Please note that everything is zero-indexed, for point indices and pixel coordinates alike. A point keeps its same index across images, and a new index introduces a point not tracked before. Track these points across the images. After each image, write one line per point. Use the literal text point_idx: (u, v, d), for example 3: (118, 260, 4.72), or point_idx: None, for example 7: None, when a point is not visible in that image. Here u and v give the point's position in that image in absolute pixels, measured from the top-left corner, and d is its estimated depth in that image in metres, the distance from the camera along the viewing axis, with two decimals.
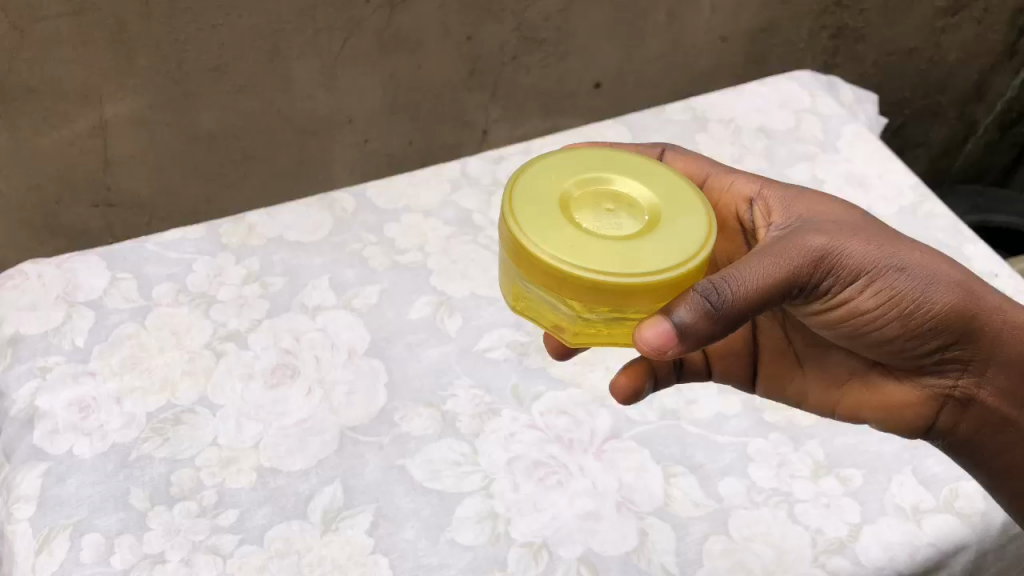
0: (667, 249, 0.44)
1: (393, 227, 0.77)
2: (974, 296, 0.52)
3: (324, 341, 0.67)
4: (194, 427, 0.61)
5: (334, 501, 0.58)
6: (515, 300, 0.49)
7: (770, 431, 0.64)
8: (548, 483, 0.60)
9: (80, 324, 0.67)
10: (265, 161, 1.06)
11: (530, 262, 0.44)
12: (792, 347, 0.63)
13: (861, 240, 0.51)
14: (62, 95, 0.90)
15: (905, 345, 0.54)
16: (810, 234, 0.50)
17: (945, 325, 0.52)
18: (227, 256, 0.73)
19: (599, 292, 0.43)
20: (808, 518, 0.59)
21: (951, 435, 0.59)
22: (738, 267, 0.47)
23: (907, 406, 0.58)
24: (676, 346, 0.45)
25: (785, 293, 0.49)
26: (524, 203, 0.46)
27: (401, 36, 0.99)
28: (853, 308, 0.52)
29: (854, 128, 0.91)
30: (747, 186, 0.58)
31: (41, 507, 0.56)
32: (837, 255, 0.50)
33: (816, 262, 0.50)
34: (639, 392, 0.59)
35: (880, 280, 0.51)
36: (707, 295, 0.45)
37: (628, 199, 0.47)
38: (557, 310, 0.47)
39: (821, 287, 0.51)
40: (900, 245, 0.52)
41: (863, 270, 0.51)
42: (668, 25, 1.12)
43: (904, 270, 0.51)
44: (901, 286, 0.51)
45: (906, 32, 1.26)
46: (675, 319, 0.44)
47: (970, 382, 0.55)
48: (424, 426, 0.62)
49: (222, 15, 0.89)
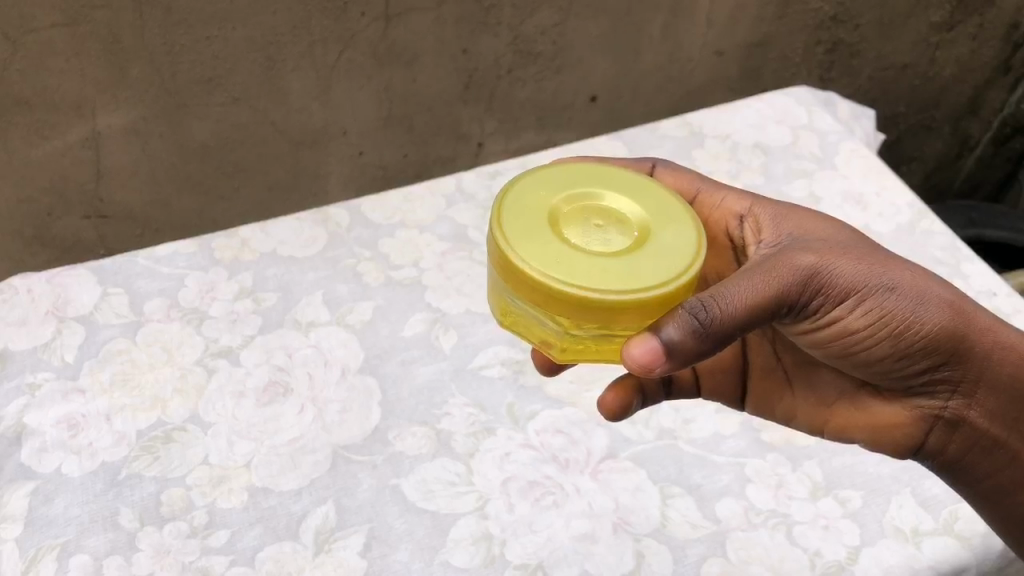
0: (655, 267, 0.44)
1: (388, 242, 0.77)
2: (964, 318, 0.52)
3: (317, 358, 0.67)
4: (185, 445, 0.60)
5: (327, 521, 0.57)
6: (502, 315, 0.49)
7: (767, 451, 0.64)
8: (543, 504, 0.59)
9: (70, 340, 0.66)
10: (258, 174, 1.05)
11: (518, 278, 0.44)
12: (780, 364, 0.63)
13: (851, 260, 0.51)
14: (54, 106, 0.89)
15: (895, 365, 0.54)
16: (800, 253, 0.50)
17: (934, 346, 0.52)
18: (220, 271, 0.72)
19: (588, 309, 0.42)
20: (806, 540, 0.59)
21: (940, 456, 0.57)
22: (727, 286, 0.46)
23: (895, 426, 0.57)
24: (663, 364, 0.45)
25: (773, 312, 0.49)
26: (512, 218, 0.45)
27: (395, 50, 0.99)
28: (843, 327, 0.52)
29: (851, 144, 0.90)
30: (738, 203, 0.58)
31: (29, 527, 0.56)
32: (826, 275, 0.50)
33: (805, 282, 0.49)
34: (627, 408, 0.59)
35: (870, 300, 0.51)
36: (695, 314, 0.44)
37: (617, 214, 0.46)
38: (545, 326, 0.46)
39: (811, 307, 0.51)
40: (890, 266, 0.52)
41: (853, 290, 0.51)
42: (663, 39, 1.12)
43: (894, 290, 0.51)
44: (891, 306, 0.51)
45: (900, 47, 1.27)
46: (663, 336, 0.44)
47: (960, 403, 0.54)
48: (417, 445, 0.62)
49: (216, 27, 0.89)
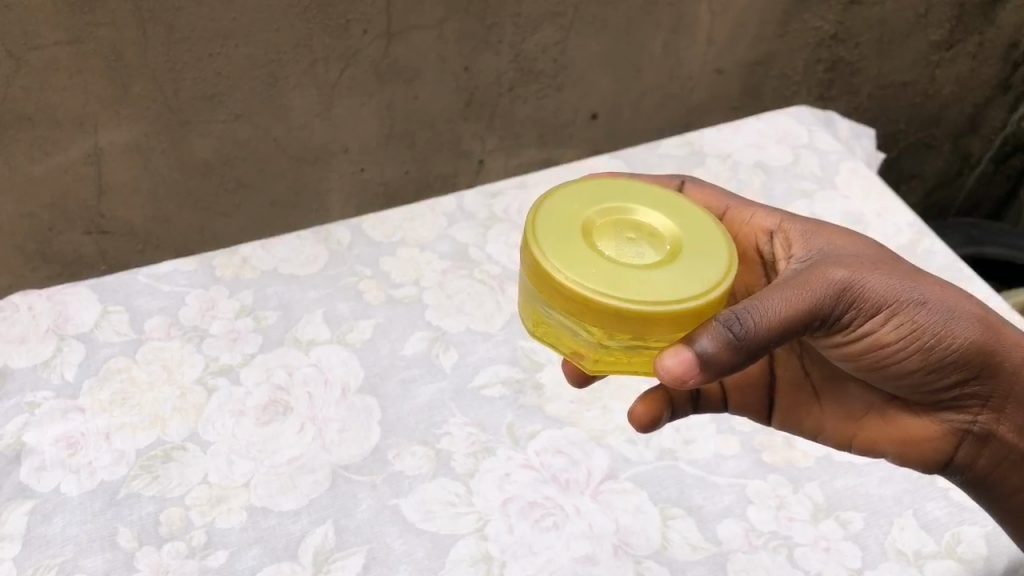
0: (688, 280, 0.44)
1: (389, 260, 0.77)
2: (996, 333, 0.52)
3: (317, 376, 0.66)
4: (184, 464, 0.60)
5: (326, 542, 0.57)
6: (534, 325, 0.49)
7: (768, 472, 0.63)
8: (544, 525, 0.59)
9: (70, 357, 0.66)
10: (261, 190, 1.05)
11: (553, 288, 0.44)
12: (808, 378, 0.63)
13: (882, 274, 0.51)
14: (56, 123, 0.90)
15: (925, 378, 0.54)
16: (834, 267, 0.50)
17: (965, 360, 0.52)
18: (220, 289, 0.72)
19: (621, 319, 0.43)
20: (808, 563, 0.58)
21: (969, 471, 0.58)
22: (762, 299, 0.47)
23: (925, 440, 0.58)
24: (697, 376, 0.45)
25: (807, 326, 0.49)
26: (547, 230, 0.46)
27: (397, 68, 1.00)
28: (875, 341, 0.52)
29: (850, 164, 0.91)
30: (766, 219, 0.58)
31: (27, 547, 0.55)
32: (860, 289, 0.50)
33: (839, 295, 0.49)
34: (656, 421, 0.59)
35: (902, 314, 0.51)
36: (729, 326, 0.45)
37: (650, 228, 0.47)
38: (577, 335, 0.46)
39: (843, 320, 0.51)
40: (921, 280, 0.52)
41: (885, 304, 0.51)
42: (663, 58, 1.13)
43: (926, 304, 0.51)
44: (923, 320, 0.51)
45: (900, 66, 1.27)
46: (698, 348, 0.44)
47: (989, 417, 0.55)
48: (417, 465, 0.62)
49: (219, 45, 0.90)
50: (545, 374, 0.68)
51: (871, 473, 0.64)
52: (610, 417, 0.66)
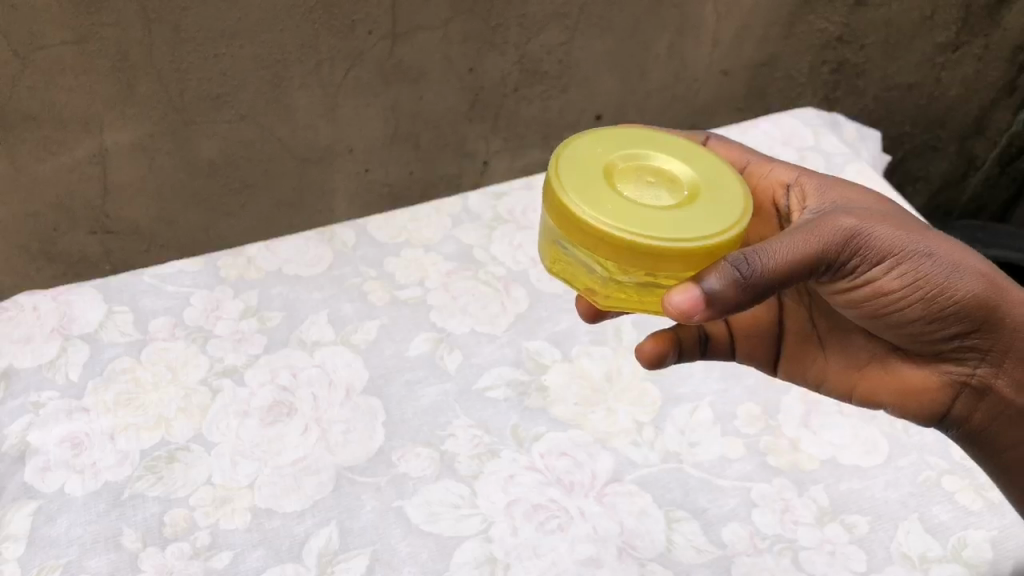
0: (703, 221, 0.45)
1: (394, 261, 0.77)
2: (999, 289, 0.52)
3: (321, 377, 0.66)
4: (189, 465, 0.60)
5: (330, 543, 0.57)
6: (550, 262, 0.50)
7: (773, 476, 0.63)
8: (548, 527, 0.59)
9: (74, 358, 0.66)
10: (266, 191, 1.06)
11: (573, 225, 0.45)
12: (815, 330, 0.62)
13: (889, 224, 0.51)
14: (61, 123, 0.90)
15: (925, 329, 0.54)
16: (841, 215, 0.50)
17: (966, 312, 0.52)
18: (225, 290, 0.72)
19: (634, 253, 0.44)
20: (813, 567, 0.58)
21: (966, 426, 0.58)
22: (769, 240, 0.47)
23: (924, 393, 0.57)
24: (702, 313, 0.44)
25: (813, 269, 0.48)
26: (569, 168, 0.47)
27: (402, 69, 1.00)
28: (879, 290, 0.52)
29: (856, 166, 0.90)
30: (784, 173, 0.58)
31: (31, 547, 0.55)
32: (866, 236, 0.50)
33: (845, 242, 0.49)
34: (662, 358, 0.60)
35: (907, 264, 0.51)
36: (738, 266, 0.44)
37: (668, 174, 0.48)
38: (592, 272, 0.47)
39: (848, 268, 0.51)
40: (927, 234, 0.52)
41: (891, 253, 0.50)
42: (669, 59, 1.13)
43: (931, 256, 0.51)
44: (927, 271, 0.51)
45: (906, 68, 1.27)
46: (705, 286, 0.44)
47: (988, 371, 0.55)
48: (421, 466, 0.61)
49: (224, 45, 0.90)
50: (550, 376, 0.68)
51: (877, 477, 0.63)
52: (614, 419, 0.66)
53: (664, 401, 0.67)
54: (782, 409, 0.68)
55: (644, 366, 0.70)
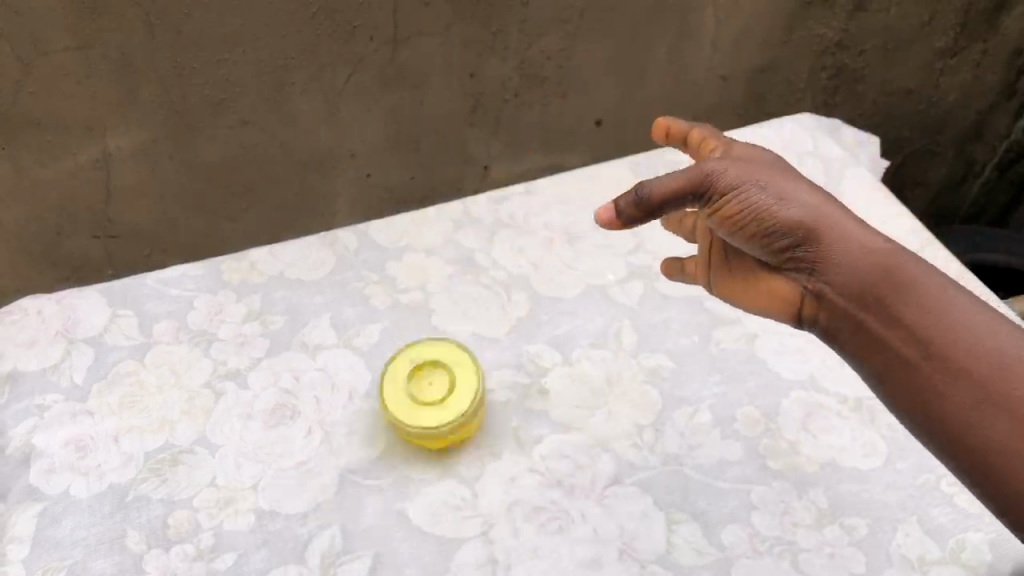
0: None
1: (395, 265, 0.77)
2: (902, 273, 0.49)
3: (324, 380, 0.67)
4: (193, 467, 0.61)
5: (333, 545, 0.57)
6: None
7: (773, 478, 0.63)
8: (549, 529, 0.59)
9: (79, 361, 0.66)
10: (267, 195, 1.09)
11: None
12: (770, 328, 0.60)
13: (806, 190, 0.53)
14: (65, 128, 0.95)
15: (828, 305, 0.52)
16: (760, 174, 0.53)
17: (859, 276, 0.50)
18: (228, 293, 0.73)
19: None
20: (811, 568, 0.59)
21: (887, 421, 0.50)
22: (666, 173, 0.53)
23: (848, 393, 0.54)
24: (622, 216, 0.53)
25: (697, 198, 0.53)
26: None
27: (403, 74, 1.02)
28: (777, 248, 0.53)
29: (855, 173, 0.90)
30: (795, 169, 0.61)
31: (35, 549, 0.57)
32: (770, 190, 0.52)
33: (741, 188, 0.53)
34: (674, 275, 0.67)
35: (812, 229, 0.51)
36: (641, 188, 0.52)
37: None
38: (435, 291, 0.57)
39: (748, 222, 0.53)
40: (851, 219, 0.52)
41: (801, 214, 0.52)
42: (669, 64, 1.14)
43: (839, 224, 0.51)
44: (828, 232, 0.51)
45: (905, 73, 1.27)
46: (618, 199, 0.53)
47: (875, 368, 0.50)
48: (424, 468, 0.62)
49: (226, 50, 0.93)
50: (551, 379, 0.69)
51: (876, 480, 0.64)
52: (615, 422, 0.66)
53: (665, 403, 0.68)
54: (782, 410, 0.68)
55: (645, 368, 0.70)
